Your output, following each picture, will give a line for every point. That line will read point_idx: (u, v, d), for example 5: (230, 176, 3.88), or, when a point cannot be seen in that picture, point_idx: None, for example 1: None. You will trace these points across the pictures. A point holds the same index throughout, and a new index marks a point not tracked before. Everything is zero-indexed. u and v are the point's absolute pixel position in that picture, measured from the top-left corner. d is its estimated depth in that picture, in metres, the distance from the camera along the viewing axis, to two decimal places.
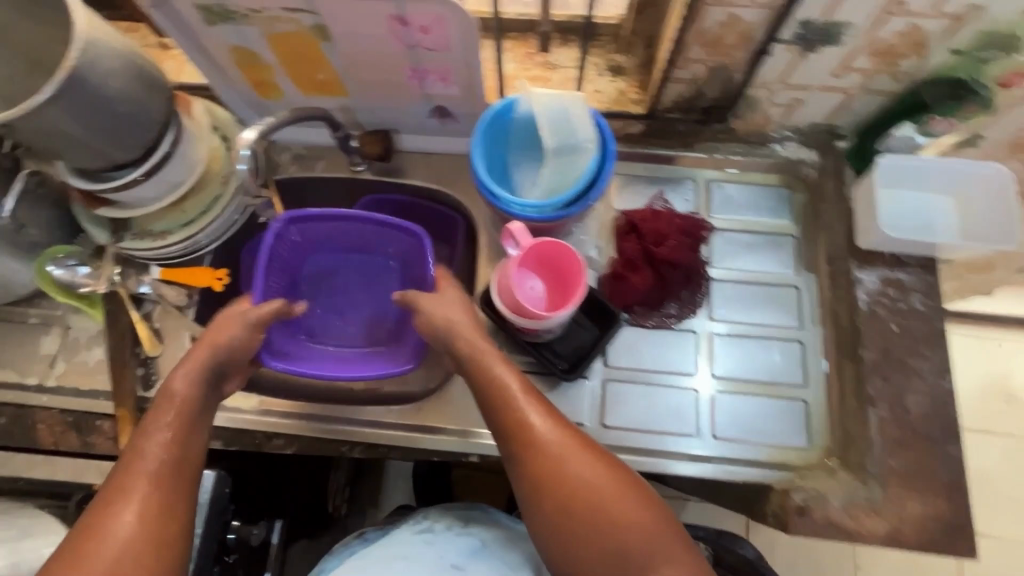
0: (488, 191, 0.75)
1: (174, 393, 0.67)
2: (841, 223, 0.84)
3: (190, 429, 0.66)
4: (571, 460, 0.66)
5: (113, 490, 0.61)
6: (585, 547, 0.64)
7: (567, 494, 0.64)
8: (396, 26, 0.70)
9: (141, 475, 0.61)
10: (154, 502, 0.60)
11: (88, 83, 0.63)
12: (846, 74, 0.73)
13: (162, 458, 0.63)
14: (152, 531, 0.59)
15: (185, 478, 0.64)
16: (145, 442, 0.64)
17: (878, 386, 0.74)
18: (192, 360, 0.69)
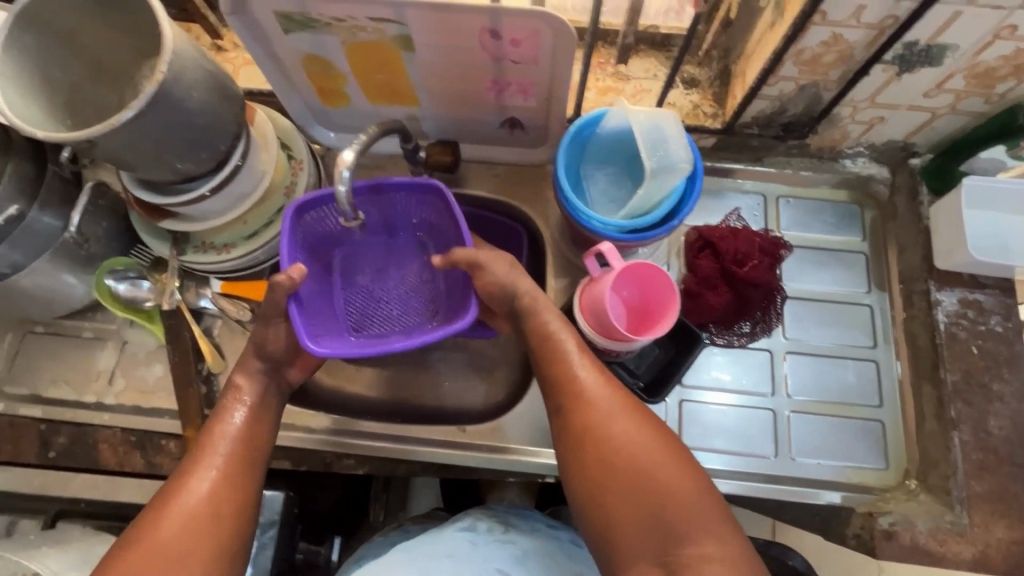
0: (570, 204, 0.73)
1: (240, 387, 0.70)
2: (917, 242, 0.83)
3: (257, 422, 0.69)
4: (612, 419, 0.64)
5: (183, 471, 0.64)
6: (624, 514, 0.60)
7: (610, 456, 0.62)
8: (486, 38, 0.67)
9: (209, 459, 0.64)
10: (219, 484, 0.63)
11: (173, 98, 0.61)
12: (937, 95, 0.72)
13: (228, 447, 0.66)
14: (215, 508, 0.62)
15: (244, 470, 0.65)
16: (214, 429, 0.67)
17: (961, 409, 0.75)
18: (251, 356, 0.71)
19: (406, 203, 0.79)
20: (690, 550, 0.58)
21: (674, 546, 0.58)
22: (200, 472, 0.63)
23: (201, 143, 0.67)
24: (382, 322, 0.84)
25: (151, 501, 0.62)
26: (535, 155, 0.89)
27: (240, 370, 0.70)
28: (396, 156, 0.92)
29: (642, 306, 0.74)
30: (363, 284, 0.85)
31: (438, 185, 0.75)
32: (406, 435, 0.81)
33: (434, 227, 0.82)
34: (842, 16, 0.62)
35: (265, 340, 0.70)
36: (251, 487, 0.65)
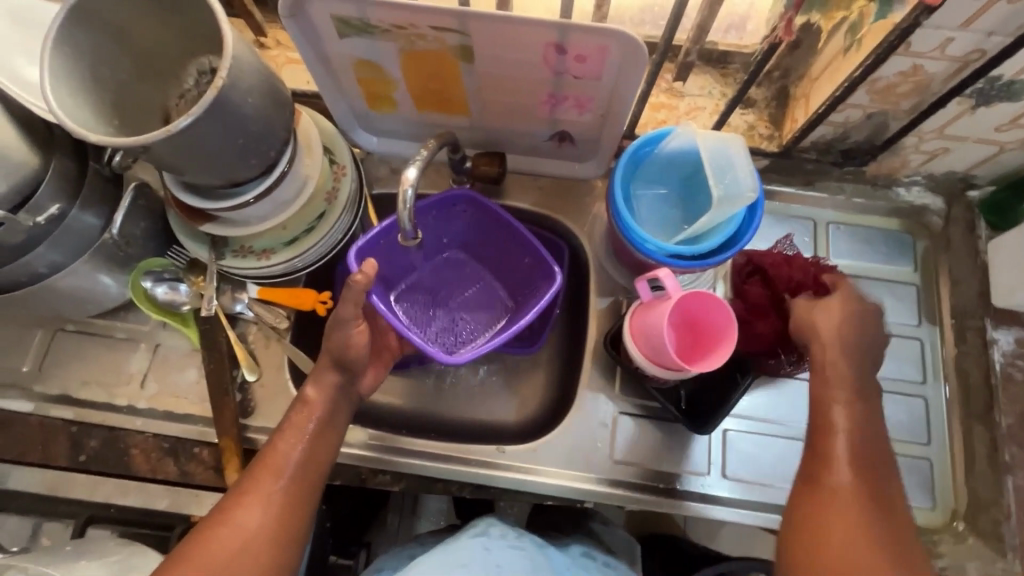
0: (624, 225, 0.71)
1: (309, 400, 0.67)
2: (972, 277, 0.82)
3: (320, 442, 0.67)
4: (838, 495, 0.60)
5: (245, 483, 0.63)
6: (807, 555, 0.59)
7: (829, 503, 0.60)
8: (551, 53, 0.65)
9: (271, 477, 0.63)
10: (278, 501, 0.62)
11: (229, 105, 0.58)
12: (1010, 130, 0.69)
13: (292, 465, 0.64)
14: (275, 531, 0.61)
15: (303, 488, 0.65)
16: (279, 442, 0.65)
17: (1013, 453, 0.76)
18: (327, 366, 0.68)
19: (436, 221, 0.81)
20: None
21: None
22: (261, 488, 0.62)
23: (253, 149, 0.65)
24: (471, 340, 0.85)
25: (217, 505, 0.62)
26: (582, 169, 0.87)
27: (313, 382, 0.68)
28: (439, 165, 0.89)
29: (691, 322, 0.71)
30: (437, 306, 0.87)
31: (469, 197, 0.78)
32: (450, 453, 0.79)
33: (474, 236, 0.84)
34: (926, 48, 0.59)
35: (345, 349, 0.67)
36: (305, 511, 0.64)
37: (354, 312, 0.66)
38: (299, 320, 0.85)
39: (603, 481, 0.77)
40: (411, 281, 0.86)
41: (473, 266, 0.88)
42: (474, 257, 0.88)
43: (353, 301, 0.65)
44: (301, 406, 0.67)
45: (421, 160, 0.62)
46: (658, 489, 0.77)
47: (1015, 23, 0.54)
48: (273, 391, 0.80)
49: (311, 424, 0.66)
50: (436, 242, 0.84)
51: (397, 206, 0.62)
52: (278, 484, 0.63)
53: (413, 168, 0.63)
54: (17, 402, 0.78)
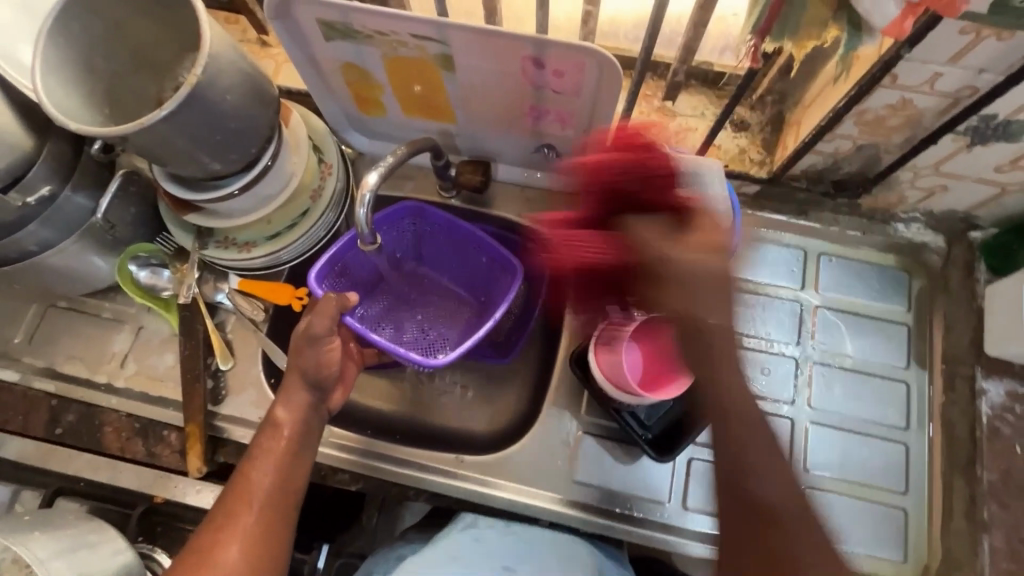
0: (598, 246, 0.70)
1: (283, 422, 0.68)
2: (967, 322, 0.78)
3: (292, 465, 0.67)
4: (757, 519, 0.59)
5: (221, 515, 0.63)
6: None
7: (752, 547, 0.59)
8: (529, 66, 0.65)
9: (246, 508, 0.63)
10: (253, 532, 0.63)
11: (205, 101, 0.60)
12: (1011, 171, 0.66)
13: (265, 493, 0.64)
14: (254, 563, 0.62)
15: (279, 515, 0.65)
16: (252, 469, 0.65)
17: (993, 511, 0.73)
18: (299, 386, 0.69)
19: (393, 234, 0.83)
20: None
21: None
22: (238, 521, 0.63)
23: (231, 145, 0.66)
24: (440, 350, 0.85)
25: (192, 541, 0.62)
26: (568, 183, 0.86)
27: (282, 404, 0.68)
28: (427, 169, 0.89)
29: (647, 329, 0.70)
30: (406, 314, 0.87)
31: (420, 209, 0.80)
32: (413, 459, 0.80)
33: (433, 245, 0.85)
34: (915, 81, 0.57)
35: (314, 365, 0.69)
36: (282, 538, 0.65)
37: (326, 325, 0.68)
38: (277, 313, 0.87)
39: (562, 499, 0.77)
40: (379, 294, 0.86)
41: (436, 274, 0.89)
42: (438, 271, 0.88)
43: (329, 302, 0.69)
44: (272, 430, 0.67)
45: (384, 166, 0.65)
46: (613, 514, 0.76)
47: (1007, 61, 0.52)
48: (245, 382, 0.82)
49: (282, 446, 0.67)
50: (398, 256, 0.86)
51: (354, 207, 0.65)
52: (254, 516, 0.63)
53: (375, 173, 0.64)
54: (4, 371, 0.82)
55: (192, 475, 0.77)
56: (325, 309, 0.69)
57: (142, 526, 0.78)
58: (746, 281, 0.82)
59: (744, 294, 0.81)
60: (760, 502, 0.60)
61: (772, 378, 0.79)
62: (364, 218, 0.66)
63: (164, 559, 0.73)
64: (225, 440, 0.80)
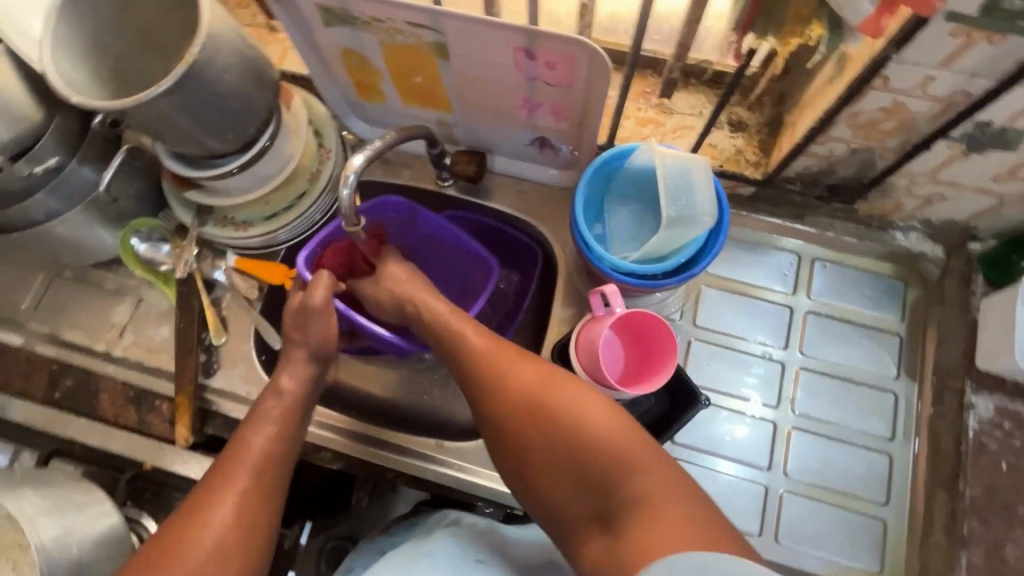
0: (584, 240, 0.70)
1: (286, 391, 0.70)
2: (960, 336, 0.77)
3: (290, 431, 0.67)
4: (501, 369, 0.61)
5: (216, 477, 0.62)
6: (537, 479, 0.57)
7: (504, 416, 0.59)
8: (521, 57, 0.65)
9: (242, 469, 0.62)
10: (250, 494, 0.61)
11: (202, 79, 0.62)
12: (1008, 182, 0.64)
13: (261, 456, 0.64)
14: (242, 528, 0.59)
15: (274, 480, 0.64)
16: (249, 434, 0.65)
17: (974, 528, 0.71)
18: (303, 358, 0.72)
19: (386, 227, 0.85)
20: (624, 483, 0.52)
21: (606, 489, 0.53)
22: (234, 481, 0.61)
23: (228, 124, 0.68)
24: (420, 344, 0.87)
25: (183, 504, 0.60)
26: (563, 177, 0.86)
27: (287, 372, 0.70)
28: (424, 157, 0.90)
29: (636, 325, 0.71)
30: None
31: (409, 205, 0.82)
32: (388, 440, 0.82)
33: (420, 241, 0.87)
34: (907, 85, 0.56)
35: (325, 341, 0.72)
36: (275, 509, 0.63)
37: (323, 297, 0.72)
38: (271, 293, 0.89)
39: None
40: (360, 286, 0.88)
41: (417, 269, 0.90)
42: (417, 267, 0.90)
43: (326, 279, 0.73)
44: (274, 396, 0.69)
45: (370, 149, 0.67)
46: None
47: (999, 66, 0.51)
48: (236, 357, 0.84)
49: (283, 412, 0.68)
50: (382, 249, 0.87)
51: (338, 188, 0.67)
52: (251, 478, 0.62)
53: (361, 156, 0.67)
54: (10, 335, 0.86)
55: (179, 444, 0.80)
56: (320, 283, 0.73)
57: (131, 491, 0.82)
58: (737, 282, 0.81)
59: (733, 296, 0.81)
60: (475, 361, 0.63)
61: (758, 381, 0.78)
62: (348, 201, 0.68)
63: (149, 523, 0.76)
64: (214, 413, 0.83)
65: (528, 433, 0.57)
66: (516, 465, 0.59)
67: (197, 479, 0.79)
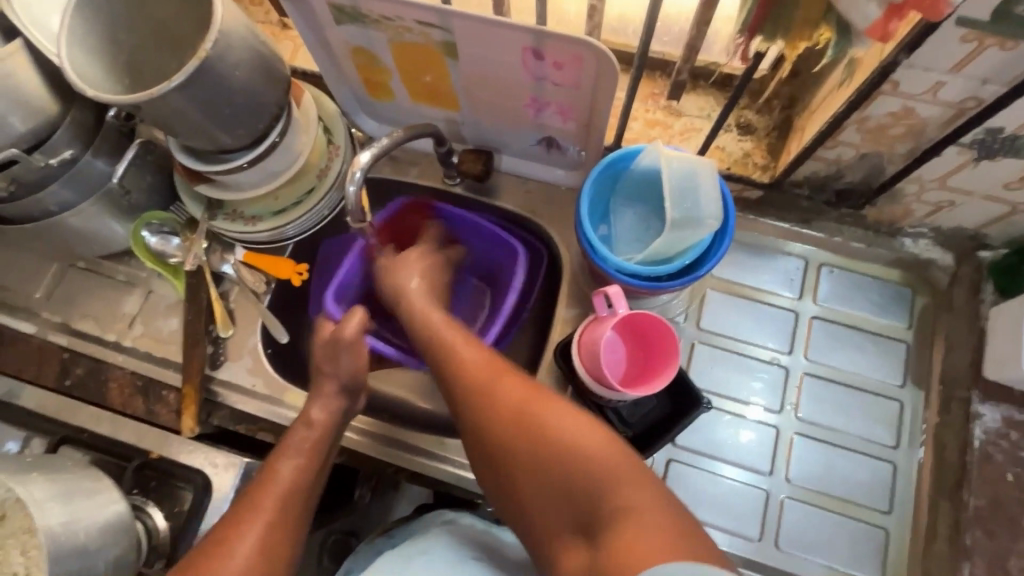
0: (589, 241, 0.70)
1: (316, 422, 0.71)
2: (967, 344, 0.76)
3: (316, 466, 0.68)
4: (491, 386, 0.61)
5: (244, 507, 0.63)
6: (523, 498, 0.57)
7: (491, 433, 0.59)
8: (529, 57, 0.66)
9: (270, 503, 0.63)
10: (275, 526, 0.62)
11: (214, 75, 0.63)
12: (1020, 189, 0.64)
13: (288, 489, 0.65)
14: (265, 559, 0.60)
15: (296, 512, 0.65)
16: (278, 466, 0.66)
17: (977, 539, 0.71)
18: (332, 390, 0.72)
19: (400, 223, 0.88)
20: (606, 506, 0.51)
21: (588, 510, 0.52)
22: (261, 512, 0.63)
23: (239, 119, 0.69)
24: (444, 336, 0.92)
25: (212, 531, 0.61)
26: (569, 177, 0.87)
27: (318, 404, 0.71)
28: (432, 156, 0.91)
29: (634, 324, 0.71)
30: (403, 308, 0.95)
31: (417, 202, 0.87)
32: (399, 438, 0.82)
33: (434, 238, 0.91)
34: (916, 90, 0.56)
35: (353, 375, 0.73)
36: (296, 541, 0.64)
37: (355, 329, 0.74)
38: (278, 288, 0.90)
39: None
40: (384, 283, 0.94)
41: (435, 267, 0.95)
42: None
43: (358, 315, 0.74)
44: (304, 427, 0.70)
45: (376, 146, 0.68)
46: None
47: (1011, 72, 0.50)
48: (243, 350, 0.86)
49: (314, 444, 0.69)
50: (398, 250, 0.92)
51: (344, 184, 0.68)
52: (279, 510, 0.63)
53: (368, 153, 0.67)
54: (24, 323, 0.88)
55: (184, 434, 0.81)
56: (354, 319, 0.74)
57: (137, 479, 0.80)
58: (743, 286, 0.81)
59: (738, 299, 0.80)
60: (467, 376, 0.63)
61: (761, 385, 0.78)
62: (355, 197, 0.69)
63: (155, 512, 0.76)
64: (217, 404, 0.85)
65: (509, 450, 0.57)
66: (503, 481, 0.59)
67: (201, 470, 0.78)
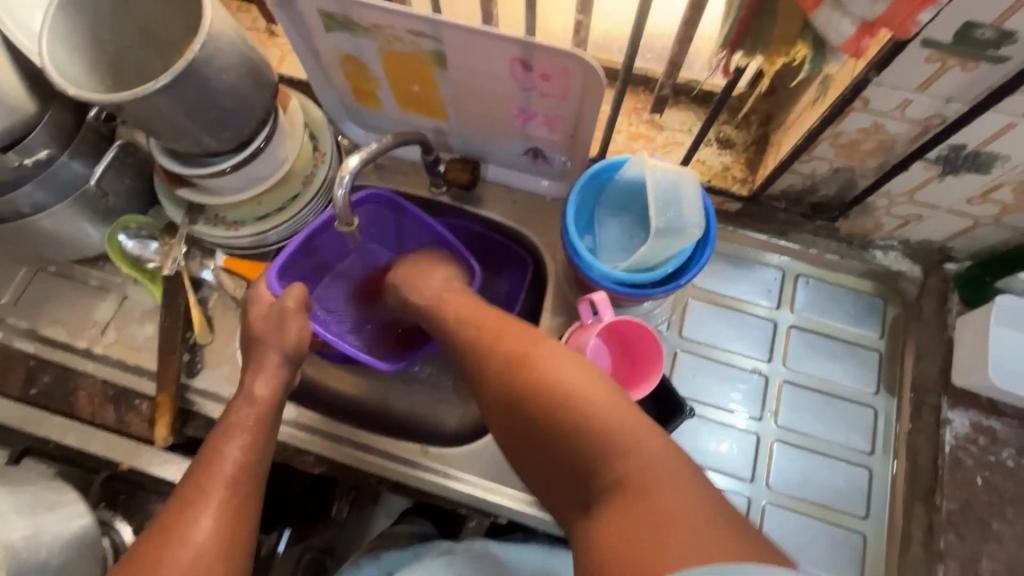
0: (574, 249, 0.71)
1: (259, 398, 0.69)
2: (938, 352, 0.79)
3: (262, 442, 0.66)
4: (504, 341, 0.61)
5: (189, 492, 0.60)
6: (530, 452, 0.56)
7: (498, 383, 0.59)
8: (518, 68, 0.67)
9: (217, 483, 0.61)
10: (229, 508, 0.60)
11: (199, 76, 0.62)
12: (982, 204, 0.67)
13: (234, 469, 0.62)
14: (222, 544, 0.58)
15: (248, 488, 0.63)
16: (222, 445, 0.64)
17: (950, 541, 0.73)
18: (275, 362, 0.71)
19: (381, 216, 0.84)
20: (614, 468, 0.49)
21: (595, 470, 0.50)
22: (209, 493, 0.60)
23: (224, 123, 0.68)
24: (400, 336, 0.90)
25: (156, 524, 0.58)
26: (554, 187, 0.88)
27: (259, 380, 0.69)
28: (417, 164, 0.91)
29: (617, 331, 0.72)
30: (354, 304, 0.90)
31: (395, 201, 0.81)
32: (377, 446, 0.81)
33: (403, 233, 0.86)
34: (886, 107, 0.59)
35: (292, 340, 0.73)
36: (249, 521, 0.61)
37: (297, 302, 0.73)
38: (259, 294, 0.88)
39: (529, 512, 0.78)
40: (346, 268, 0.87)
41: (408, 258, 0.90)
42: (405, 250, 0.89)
43: (299, 290, 0.73)
44: (247, 403, 0.68)
45: (365, 150, 0.68)
46: None
47: (973, 92, 0.54)
48: (222, 359, 0.84)
49: (259, 417, 0.67)
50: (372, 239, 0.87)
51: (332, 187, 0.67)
52: (228, 491, 0.61)
53: (356, 156, 0.68)
54: None
55: (158, 445, 0.78)
56: (296, 292, 0.73)
57: (104, 492, 0.79)
58: (722, 296, 0.83)
59: (718, 309, 0.82)
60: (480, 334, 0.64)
61: (741, 395, 0.79)
62: (343, 200, 0.69)
63: (123, 528, 0.74)
64: (194, 414, 0.82)
65: (517, 412, 0.56)
66: (510, 437, 0.57)
67: (174, 481, 0.77)
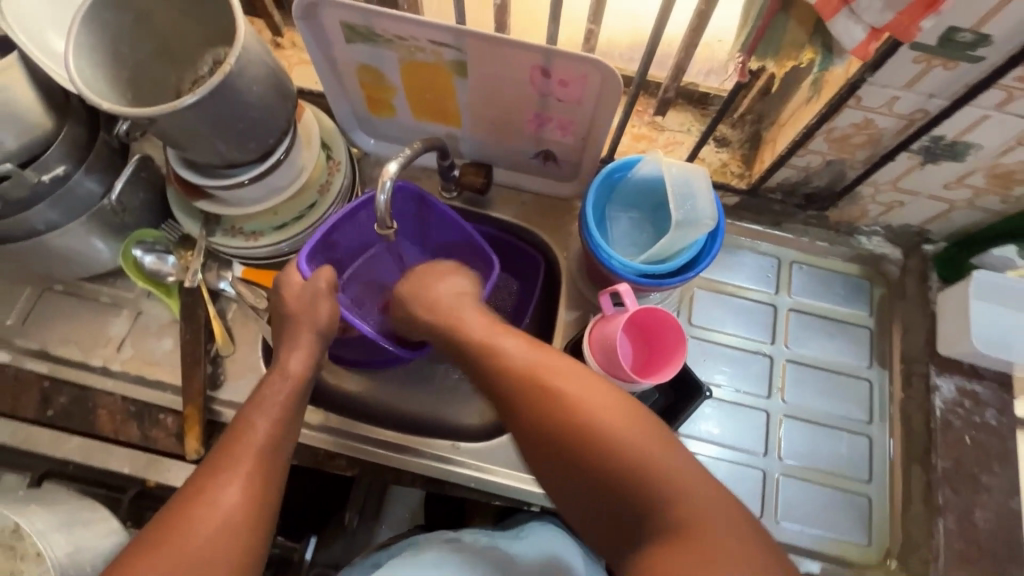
0: (595, 242, 0.75)
1: (293, 372, 0.69)
2: (923, 325, 0.85)
3: (289, 420, 0.66)
4: (522, 358, 0.63)
5: (217, 461, 0.60)
6: (557, 472, 0.59)
7: (523, 406, 0.60)
8: (537, 76, 0.71)
9: (247, 455, 0.61)
10: (257, 483, 0.60)
11: (230, 89, 0.63)
12: (958, 188, 0.74)
13: (260, 443, 0.62)
14: (248, 513, 0.58)
15: (279, 462, 0.63)
16: (253, 417, 0.64)
17: (947, 496, 0.77)
18: (309, 341, 0.71)
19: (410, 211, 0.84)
20: (650, 487, 0.53)
21: (629, 488, 0.54)
22: (236, 467, 0.60)
23: (250, 134, 0.69)
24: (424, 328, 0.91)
25: (186, 484, 0.59)
26: (563, 187, 0.92)
27: (293, 354, 0.70)
28: (429, 170, 0.94)
29: (641, 321, 0.76)
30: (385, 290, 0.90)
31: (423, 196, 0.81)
32: (410, 445, 0.83)
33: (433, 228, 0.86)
34: (875, 104, 0.65)
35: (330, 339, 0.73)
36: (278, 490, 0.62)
37: (329, 282, 0.74)
38: None
39: None
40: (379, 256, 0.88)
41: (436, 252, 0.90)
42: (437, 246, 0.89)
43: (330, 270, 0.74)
44: (280, 376, 0.68)
45: (403, 156, 0.70)
46: None
47: (952, 87, 0.60)
48: (244, 369, 0.84)
49: (290, 394, 0.67)
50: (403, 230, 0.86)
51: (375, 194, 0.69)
52: (256, 469, 0.60)
53: (395, 163, 0.70)
54: None
55: (189, 457, 0.78)
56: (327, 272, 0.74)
57: (132, 510, 0.80)
58: (727, 285, 0.88)
59: (723, 297, 0.88)
60: (496, 352, 0.65)
61: (750, 374, 0.85)
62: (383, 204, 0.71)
63: None
64: (220, 425, 0.81)
65: (545, 437, 0.58)
66: (534, 456, 0.60)
67: None
